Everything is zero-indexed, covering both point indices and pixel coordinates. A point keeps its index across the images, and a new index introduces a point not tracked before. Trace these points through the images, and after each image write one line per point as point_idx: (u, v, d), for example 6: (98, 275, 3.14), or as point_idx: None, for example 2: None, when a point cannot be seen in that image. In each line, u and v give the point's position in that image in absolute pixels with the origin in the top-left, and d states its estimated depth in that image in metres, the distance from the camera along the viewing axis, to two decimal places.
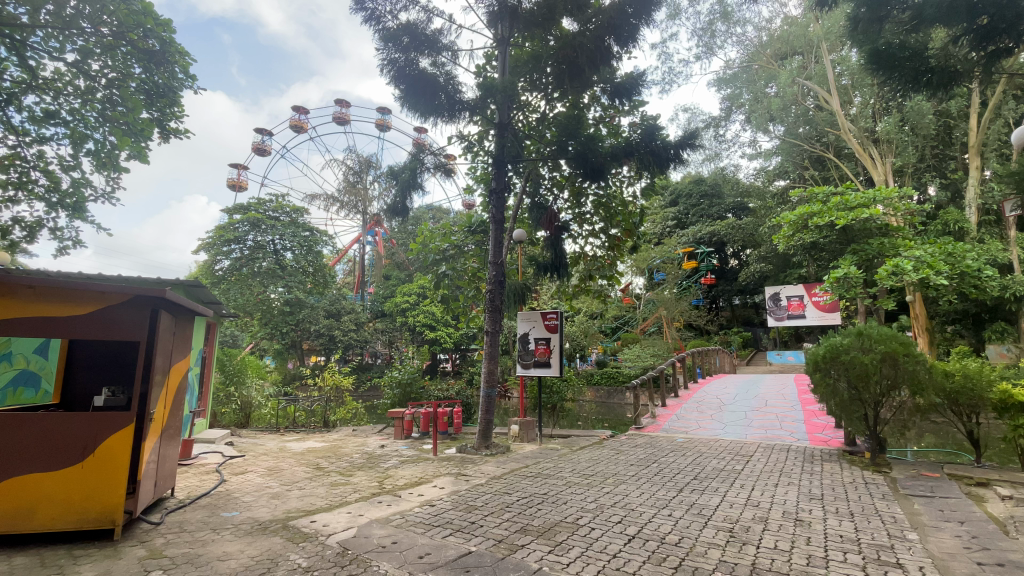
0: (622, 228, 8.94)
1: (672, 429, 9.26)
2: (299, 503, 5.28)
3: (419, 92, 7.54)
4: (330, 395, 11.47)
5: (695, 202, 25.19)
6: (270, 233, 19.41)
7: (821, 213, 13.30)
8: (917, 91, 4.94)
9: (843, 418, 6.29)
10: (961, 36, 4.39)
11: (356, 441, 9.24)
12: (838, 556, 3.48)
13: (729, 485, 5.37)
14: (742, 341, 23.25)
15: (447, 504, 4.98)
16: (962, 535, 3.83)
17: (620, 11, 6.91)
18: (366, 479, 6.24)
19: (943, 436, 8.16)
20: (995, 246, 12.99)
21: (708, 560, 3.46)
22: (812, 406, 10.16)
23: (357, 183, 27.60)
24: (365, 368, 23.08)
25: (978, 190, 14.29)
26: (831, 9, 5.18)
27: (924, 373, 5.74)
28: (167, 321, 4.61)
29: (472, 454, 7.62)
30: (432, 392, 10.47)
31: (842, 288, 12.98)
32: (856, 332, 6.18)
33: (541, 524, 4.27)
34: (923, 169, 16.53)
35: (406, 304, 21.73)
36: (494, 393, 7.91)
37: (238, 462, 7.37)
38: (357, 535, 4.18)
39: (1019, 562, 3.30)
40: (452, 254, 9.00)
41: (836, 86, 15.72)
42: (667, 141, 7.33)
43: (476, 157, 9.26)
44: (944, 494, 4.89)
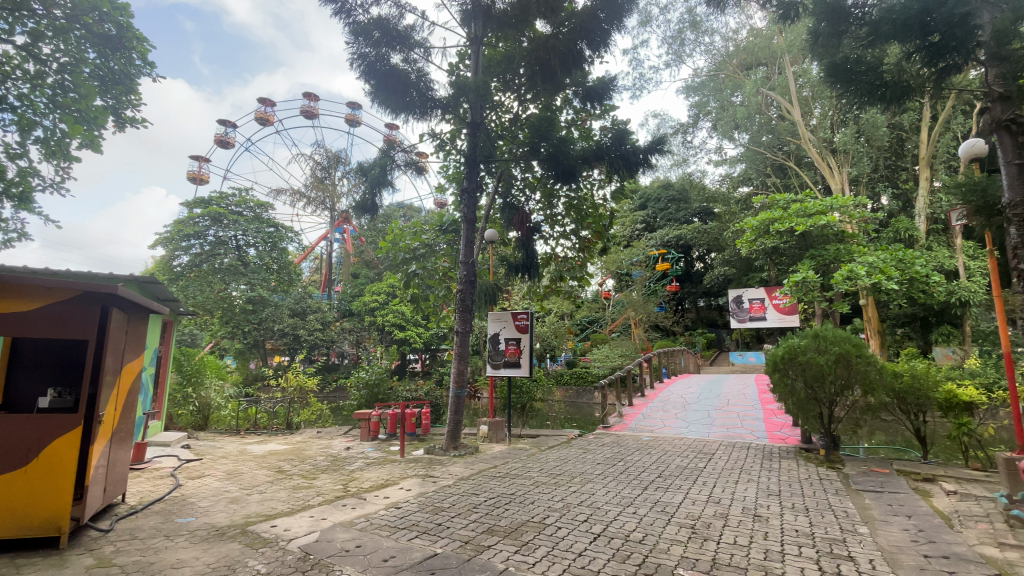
0: (592, 230, 9.04)
1: (638, 428, 9.41)
2: (259, 507, 5.12)
3: (390, 88, 7.43)
4: (295, 396, 11.17)
5: (663, 206, 25.68)
6: (233, 229, 18.81)
7: (782, 219, 13.79)
8: (872, 104, 5.17)
9: (800, 417, 6.54)
10: (914, 52, 4.63)
11: (320, 443, 9.02)
12: (793, 550, 3.60)
13: (692, 483, 5.50)
14: (706, 341, 23.90)
15: (414, 506, 4.92)
16: (909, 528, 4.04)
17: (592, 16, 6.96)
18: (331, 482, 6.10)
19: (892, 433, 8.57)
20: (943, 254, 13.72)
21: (670, 557, 3.53)
22: (771, 405, 10.49)
23: (325, 179, 27.00)
24: (331, 368, 22.61)
25: (928, 200, 15.08)
26: (794, 23, 5.39)
27: (875, 373, 6.02)
28: (120, 319, 4.39)
29: (440, 455, 7.56)
30: (400, 392, 10.36)
31: (801, 292, 13.41)
32: (812, 334, 6.42)
33: (507, 525, 4.27)
34: (877, 178, 17.35)
35: (375, 304, 21.36)
36: (463, 393, 7.85)
37: (195, 466, 7.08)
38: (320, 539, 4.07)
39: (962, 554, 3.49)
40: (423, 253, 8.90)
41: (797, 97, 16.36)
42: (636, 146, 7.44)
43: (449, 156, 9.19)
44: (892, 489, 5.14)
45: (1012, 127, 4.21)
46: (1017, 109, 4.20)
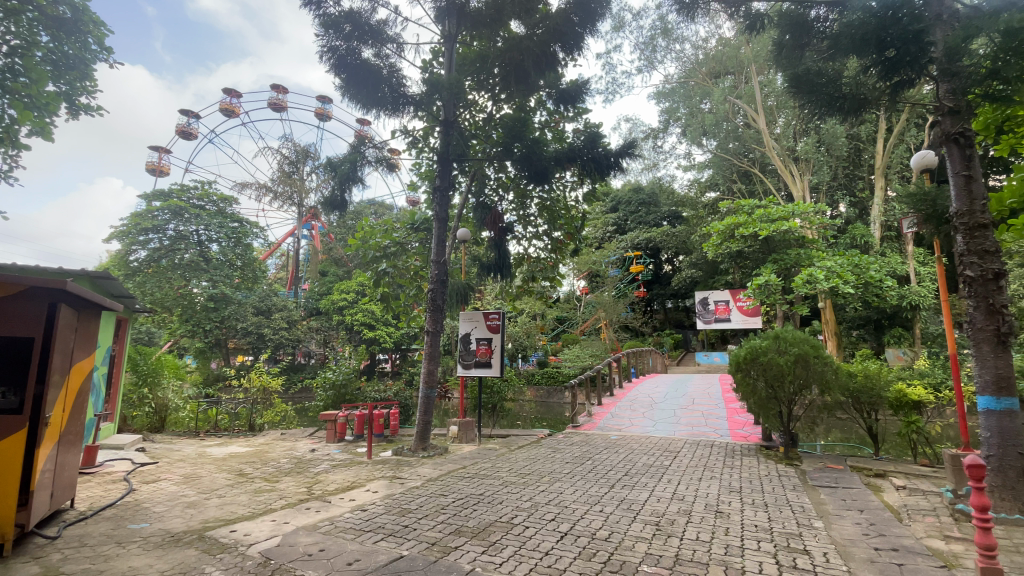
0: (565, 231, 9.10)
1: (607, 427, 9.53)
2: (218, 512, 4.94)
3: (361, 82, 7.30)
4: (257, 397, 10.83)
5: (634, 209, 26.11)
6: (194, 223, 18.13)
7: (747, 223, 14.23)
8: (831, 115, 5.35)
9: (761, 416, 6.74)
10: (871, 67, 4.80)
11: (284, 445, 8.77)
12: (753, 545, 3.72)
13: (658, 481, 5.61)
14: (673, 342, 24.45)
15: (380, 508, 4.83)
16: (861, 522, 4.22)
17: (566, 19, 6.98)
18: (294, 485, 5.94)
19: (847, 430, 8.95)
20: (896, 260, 14.44)
21: (635, 553, 3.58)
22: (735, 404, 10.79)
23: (292, 174, 26.32)
24: (297, 368, 22.05)
25: (883, 209, 15.83)
26: (760, 34, 5.57)
27: (831, 374, 6.26)
28: (70, 314, 4.17)
29: (408, 456, 7.46)
30: (368, 393, 10.20)
31: (763, 294, 13.85)
32: (773, 335, 6.63)
33: (475, 525, 4.25)
34: (836, 187, 18.07)
35: (343, 302, 20.95)
36: (433, 394, 7.76)
37: (150, 470, 6.77)
38: (282, 544, 3.96)
39: (911, 547, 3.67)
40: (394, 251, 8.71)
41: (763, 106, 16.89)
42: (608, 149, 7.51)
43: (421, 153, 9.09)
44: (846, 485, 5.37)
45: (960, 140, 4.47)
46: (964, 123, 4.46)
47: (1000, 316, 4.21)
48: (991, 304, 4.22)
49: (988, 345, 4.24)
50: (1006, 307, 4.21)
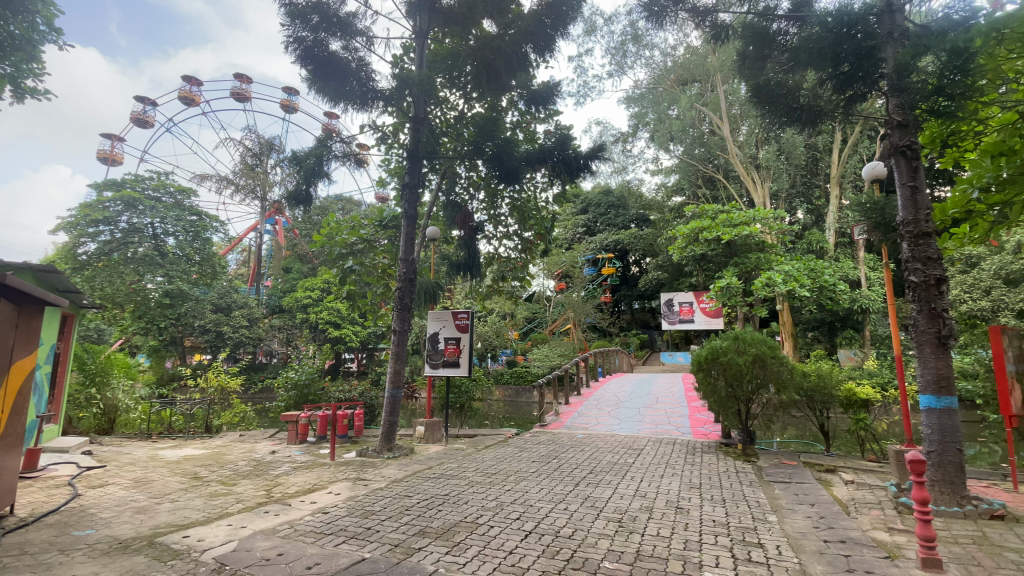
0: (535, 231, 9.15)
1: (573, 426, 9.64)
2: (170, 517, 4.73)
3: (328, 75, 7.15)
4: (214, 398, 10.42)
5: (603, 211, 26.49)
6: (149, 215, 17.29)
7: (710, 228, 14.67)
8: (790, 125, 5.56)
9: (721, 414, 6.95)
10: (827, 80, 5.01)
11: (242, 447, 8.48)
12: (710, 539, 3.83)
13: (621, 478, 5.70)
14: (639, 342, 24.94)
15: (343, 510, 4.73)
16: (812, 515, 4.41)
17: (538, 20, 6.98)
18: (253, 488, 5.75)
19: (801, 428, 9.33)
20: (848, 265, 15.18)
21: (597, 550, 3.64)
22: (697, 403, 11.09)
23: (255, 167, 25.51)
24: (258, 368, 21.33)
25: (837, 216, 16.59)
26: (724, 44, 5.76)
27: (786, 374, 6.52)
28: (6, 309, 3.91)
29: (373, 457, 7.34)
30: (332, 393, 9.97)
31: (725, 296, 14.32)
32: (733, 336, 6.83)
33: (439, 526, 4.20)
34: (795, 194, 18.84)
35: (308, 300, 20.47)
36: (399, 394, 7.67)
37: (97, 474, 6.42)
38: (239, 549, 3.83)
39: (857, 538, 3.86)
40: (361, 249, 8.54)
41: (727, 114, 17.45)
42: (578, 151, 7.55)
43: (391, 149, 8.96)
44: (799, 480, 5.60)
45: (907, 152, 4.73)
46: (911, 136, 4.73)
47: (941, 319, 4.46)
48: (933, 308, 4.48)
49: (929, 347, 4.49)
50: (946, 311, 4.47)
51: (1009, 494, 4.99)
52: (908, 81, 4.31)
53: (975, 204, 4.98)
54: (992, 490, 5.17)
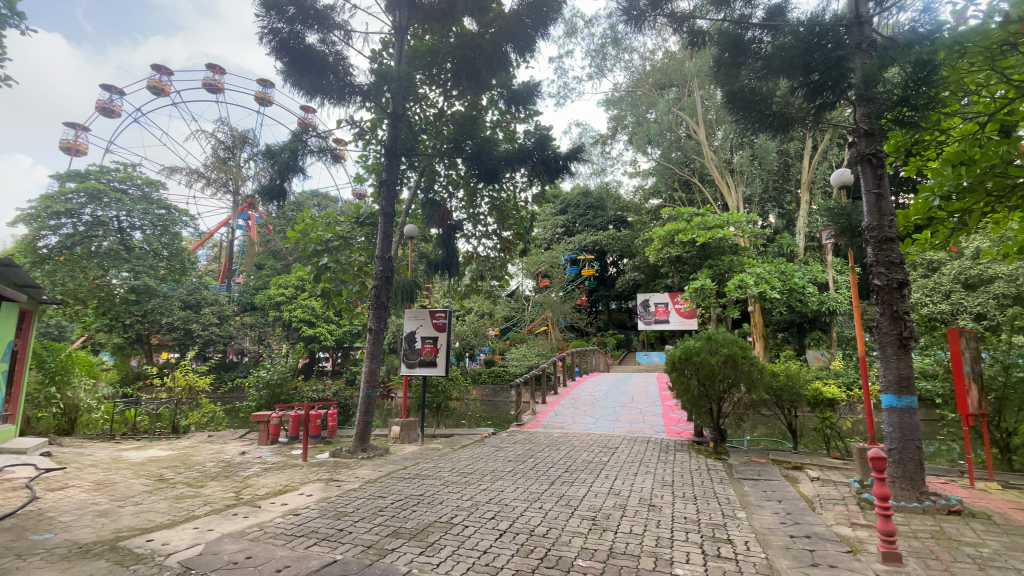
0: (514, 231, 9.16)
1: (549, 425, 9.67)
2: (133, 520, 4.56)
3: (305, 69, 7.02)
4: (182, 397, 10.10)
5: (582, 211, 26.68)
6: (115, 208, 16.67)
7: (686, 230, 14.95)
8: (763, 131, 5.68)
9: (693, 413, 7.09)
10: (799, 88, 5.13)
11: (211, 448, 8.24)
12: (681, 536, 3.90)
13: (596, 477, 5.77)
14: (616, 342, 25.22)
15: (314, 512, 4.65)
16: (780, 511, 4.53)
17: (518, 20, 6.96)
18: (221, 490, 5.61)
19: (771, 427, 9.58)
20: (817, 269, 15.64)
21: (571, 549, 3.66)
22: (671, 402, 11.27)
23: (228, 160, 24.86)
24: (228, 367, 20.79)
25: (807, 221, 17.10)
26: (700, 50, 5.88)
27: (756, 373, 6.69)
28: None
29: (347, 458, 7.23)
30: (305, 393, 9.79)
31: (699, 297, 14.62)
32: (706, 336, 6.97)
33: (413, 527, 4.17)
34: (767, 199, 19.31)
35: (281, 298, 20.08)
36: (374, 393, 7.57)
37: (56, 476, 6.16)
38: (205, 552, 3.72)
39: (821, 534, 3.99)
40: (337, 246, 8.36)
41: (703, 119, 17.79)
42: (557, 152, 7.56)
43: (368, 145, 8.84)
44: (767, 477, 5.75)
45: (873, 160, 4.92)
46: (877, 145, 4.91)
47: (902, 321, 4.63)
48: (895, 310, 4.64)
49: (891, 348, 4.67)
50: (907, 313, 4.64)
51: (965, 490, 5.22)
52: (875, 91, 4.44)
53: (937, 211, 5.15)
54: (949, 485, 5.39)
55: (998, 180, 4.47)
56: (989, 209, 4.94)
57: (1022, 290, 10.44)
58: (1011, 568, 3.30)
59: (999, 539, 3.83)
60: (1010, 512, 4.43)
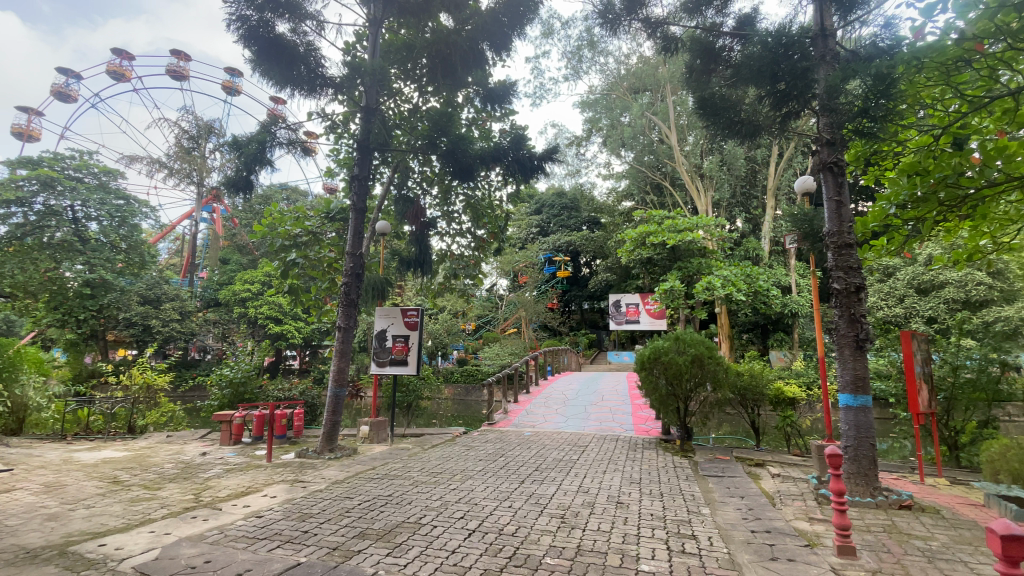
0: (488, 230, 9.15)
1: (521, 424, 9.69)
2: (85, 524, 4.35)
3: (274, 59, 6.81)
4: (139, 396, 9.67)
5: (557, 212, 26.87)
6: (69, 197, 15.79)
7: (657, 232, 15.24)
8: (731, 138, 5.80)
9: (661, 411, 7.23)
10: (766, 97, 5.28)
11: (169, 449, 7.92)
12: (647, 532, 3.97)
13: (566, 475, 5.82)
14: (588, 342, 25.49)
15: (278, 514, 4.53)
16: (742, 507, 4.67)
17: (495, 18, 6.91)
18: (180, 492, 5.41)
19: (736, 425, 9.84)
20: (781, 272, 16.19)
21: (539, 547, 3.68)
22: (640, 401, 11.47)
23: (192, 150, 23.98)
24: (189, 364, 20.10)
25: (772, 226, 17.66)
26: (673, 56, 5.99)
27: (721, 373, 6.86)
28: None
29: (313, 458, 7.08)
30: (271, 392, 9.54)
31: (668, 298, 14.93)
32: (674, 336, 7.12)
33: (381, 527, 4.12)
34: (734, 204, 19.86)
35: (246, 294, 19.53)
36: (343, 392, 7.44)
37: (1, 479, 5.82)
38: (161, 557, 3.58)
39: (781, 528, 4.13)
40: (305, 241, 8.15)
41: (675, 123, 18.14)
42: (532, 152, 7.54)
43: (340, 139, 8.67)
44: (731, 474, 5.91)
45: (834, 168, 5.12)
46: (838, 154, 5.12)
47: (859, 324, 4.84)
48: (852, 313, 4.84)
49: (848, 349, 4.87)
50: (863, 316, 4.85)
51: (915, 485, 5.48)
52: (837, 102, 4.59)
53: (893, 219, 5.39)
54: (901, 481, 5.66)
55: (951, 191, 4.73)
56: (941, 218, 5.17)
57: (969, 295, 11.04)
58: (957, 561, 3.48)
59: (946, 532, 4.04)
60: (956, 507, 4.67)
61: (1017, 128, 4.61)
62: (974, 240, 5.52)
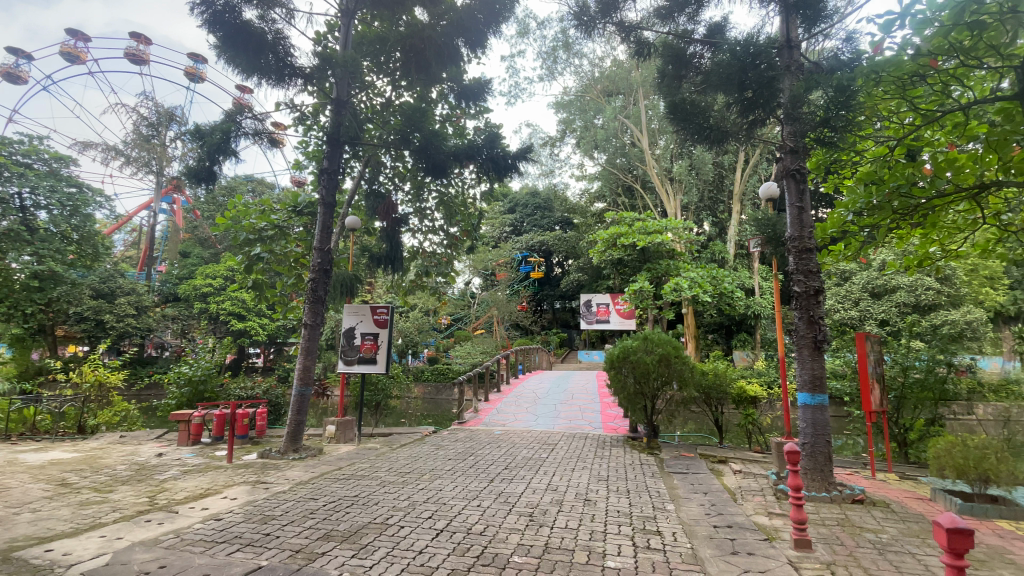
0: (461, 227, 9.09)
1: (491, 423, 9.69)
2: (28, 529, 4.10)
3: (240, 46, 6.59)
4: (91, 395, 9.18)
5: (530, 211, 26.96)
6: (15, 183, 14.85)
7: (627, 233, 15.49)
8: (700, 143, 5.91)
9: (629, 410, 7.34)
10: (734, 104, 5.43)
11: (122, 449, 7.58)
12: (614, 529, 4.03)
13: (535, 473, 5.85)
14: (559, 341, 25.67)
15: (238, 516, 4.39)
16: (705, 503, 4.79)
17: (470, 14, 6.88)
18: (133, 495, 5.16)
19: (700, 423, 10.10)
20: (746, 275, 16.70)
21: (507, 545, 3.69)
22: (608, 399, 11.63)
23: (151, 138, 22.96)
24: (146, 361, 19.26)
25: (738, 230, 18.19)
26: (646, 60, 6.07)
27: (687, 372, 7.02)
28: None
29: (277, 459, 6.89)
30: (232, 391, 9.22)
31: (637, 299, 15.21)
32: (643, 336, 7.25)
33: (346, 528, 4.04)
34: (702, 208, 20.37)
35: (208, 289, 18.85)
36: (308, 391, 7.26)
37: None
38: (112, 562, 3.42)
39: (742, 523, 4.26)
40: (271, 235, 7.88)
41: (647, 127, 18.45)
42: (506, 150, 7.53)
43: (309, 131, 8.47)
44: (695, 471, 6.05)
45: (796, 175, 5.31)
46: (800, 162, 5.30)
47: (817, 326, 5.02)
48: (811, 315, 5.03)
49: (807, 350, 5.05)
50: (822, 318, 5.04)
51: (867, 480, 5.75)
52: (800, 111, 4.78)
53: (850, 225, 5.62)
54: (854, 477, 5.92)
55: (904, 200, 4.95)
56: (895, 226, 5.42)
57: (919, 300, 11.76)
58: (906, 552, 3.67)
59: (895, 525, 4.25)
60: (905, 501, 4.92)
61: (965, 141, 4.87)
62: (924, 247, 5.81)
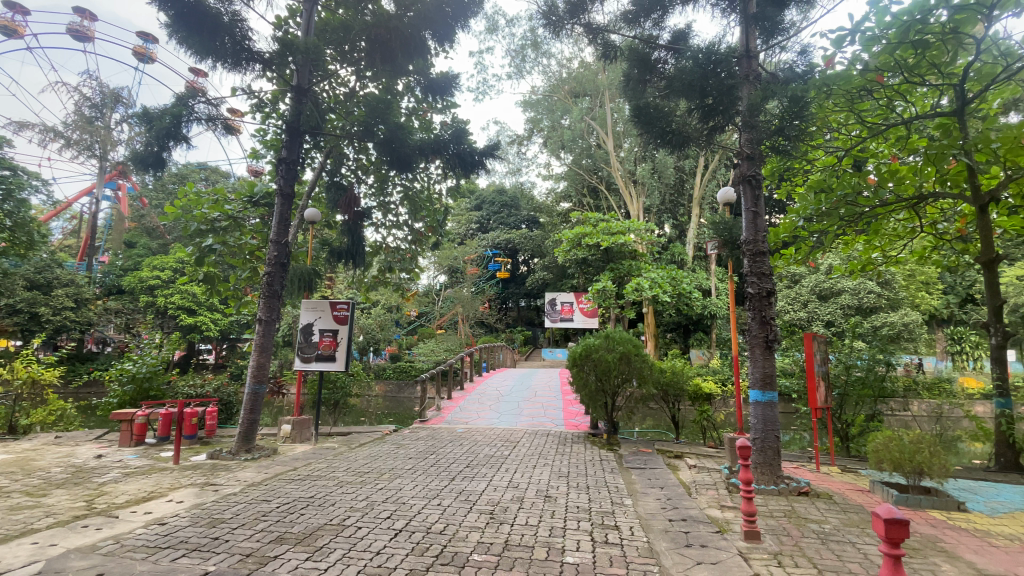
0: (426, 223, 8.99)
1: (454, 421, 9.65)
2: None
3: (193, 26, 6.28)
4: (22, 393, 8.55)
5: (496, 209, 26.94)
6: None
7: (591, 234, 15.72)
8: (662, 147, 6.03)
9: (589, 406, 7.44)
10: (695, 110, 5.58)
11: (57, 451, 7.10)
12: (573, 524, 4.08)
13: (496, 470, 5.86)
14: (523, 339, 25.79)
15: (184, 520, 4.18)
16: (661, 497, 4.92)
17: (438, 8, 6.77)
18: (68, 499, 4.84)
19: (658, 419, 10.38)
20: (703, 277, 17.26)
21: (466, 543, 3.67)
22: (570, 396, 11.80)
23: (94, 120, 21.59)
24: (86, 357, 18.13)
25: (697, 233, 18.77)
26: (612, 63, 6.15)
27: (647, 369, 7.19)
28: None
29: (227, 459, 6.62)
30: (181, 388, 8.79)
31: (600, 298, 15.46)
32: (604, 334, 7.39)
33: (301, 531, 3.93)
34: (663, 210, 20.89)
35: (156, 281, 17.91)
36: (262, 389, 7.01)
37: None
38: (43, 572, 3.19)
39: (695, 516, 4.39)
40: (224, 226, 7.53)
41: (612, 129, 18.74)
42: (473, 147, 7.49)
43: (268, 119, 8.15)
44: (653, 466, 6.21)
45: (752, 181, 5.49)
46: (756, 169, 5.49)
47: (769, 326, 5.24)
48: (764, 316, 5.24)
49: (759, 349, 5.26)
50: (773, 319, 5.26)
51: (812, 473, 6.04)
52: (758, 120, 4.88)
53: (801, 231, 5.87)
54: (799, 470, 6.23)
55: (850, 207, 5.21)
56: (842, 231, 5.71)
57: (861, 302, 12.49)
58: (846, 541, 3.89)
59: (837, 515, 4.49)
60: (846, 492, 5.21)
61: (907, 154, 5.16)
62: (867, 252, 6.16)
